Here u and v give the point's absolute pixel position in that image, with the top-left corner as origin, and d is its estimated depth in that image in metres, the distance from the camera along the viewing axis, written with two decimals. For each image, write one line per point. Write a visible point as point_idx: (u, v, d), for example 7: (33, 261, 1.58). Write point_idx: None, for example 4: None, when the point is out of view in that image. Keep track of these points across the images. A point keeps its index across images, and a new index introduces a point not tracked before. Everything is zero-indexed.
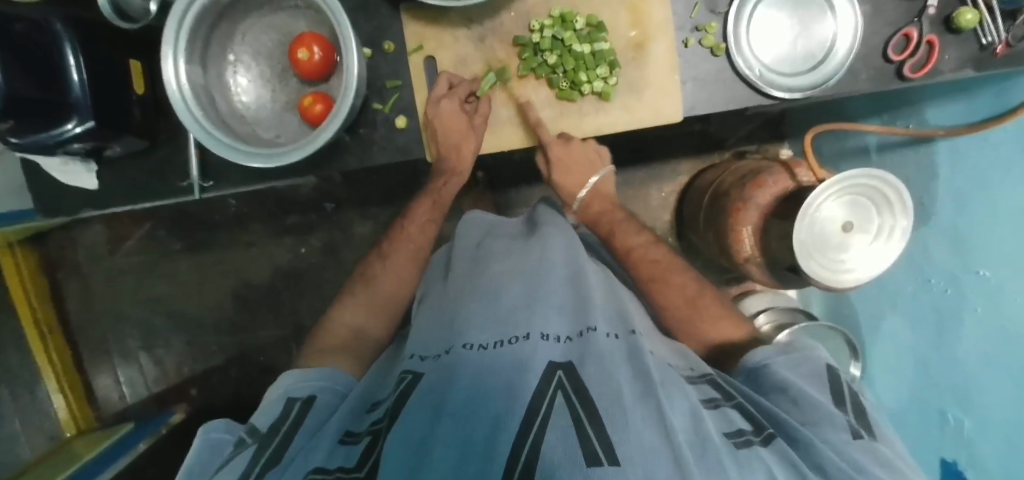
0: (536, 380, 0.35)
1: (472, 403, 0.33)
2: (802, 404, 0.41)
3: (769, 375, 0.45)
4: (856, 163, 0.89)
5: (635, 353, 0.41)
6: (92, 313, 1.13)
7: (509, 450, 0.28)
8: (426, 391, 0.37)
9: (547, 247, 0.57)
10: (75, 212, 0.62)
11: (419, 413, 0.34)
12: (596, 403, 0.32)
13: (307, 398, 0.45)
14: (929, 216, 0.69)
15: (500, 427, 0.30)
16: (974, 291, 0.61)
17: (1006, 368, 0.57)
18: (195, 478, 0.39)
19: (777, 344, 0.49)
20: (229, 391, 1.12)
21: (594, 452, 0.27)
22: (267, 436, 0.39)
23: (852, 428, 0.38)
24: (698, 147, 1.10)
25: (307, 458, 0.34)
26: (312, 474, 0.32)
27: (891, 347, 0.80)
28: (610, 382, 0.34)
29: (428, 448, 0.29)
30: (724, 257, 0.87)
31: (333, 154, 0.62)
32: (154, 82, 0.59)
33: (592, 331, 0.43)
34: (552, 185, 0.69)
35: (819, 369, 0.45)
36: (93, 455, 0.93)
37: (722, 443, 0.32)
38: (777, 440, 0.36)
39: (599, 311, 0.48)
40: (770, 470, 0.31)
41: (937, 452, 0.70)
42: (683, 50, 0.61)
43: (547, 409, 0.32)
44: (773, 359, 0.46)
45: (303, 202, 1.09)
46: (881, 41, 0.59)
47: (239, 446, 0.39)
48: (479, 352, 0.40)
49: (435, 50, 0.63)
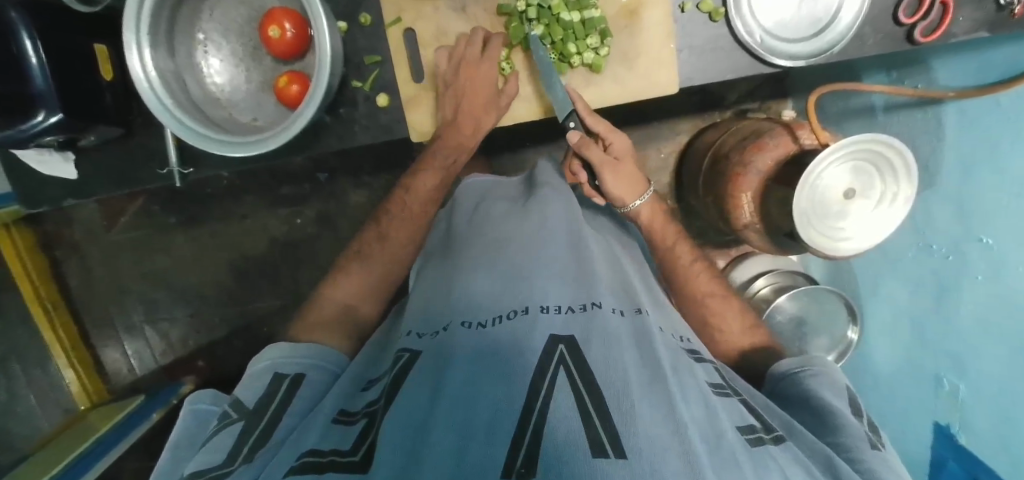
0: (537, 357, 0.33)
1: (473, 386, 0.31)
2: (823, 416, 0.44)
3: (794, 387, 0.49)
4: (859, 122, 0.86)
5: (643, 335, 0.40)
6: (94, 288, 1.15)
7: (512, 435, 0.27)
8: (425, 370, 0.36)
9: (548, 213, 0.55)
10: (58, 203, 0.62)
11: (419, 395, 0.33)
12: (602, 391, 0.30)
13: (296, 375, 0.46)
14: (934, 180, 0.68)
15: (501, 414, 0.28)
16: (976, 259, 0.60)
17: (1002, 337, 0.58)
18: (184, 446, 0.42)
19: (801, 357, 0.52)
20: (234, 360, 1.16)
21: (600, 441, 0.26)
22: (255, 414, 0.41)
23: (871, 440, 0.40)
24: (697, 106, 1.07)
25: (302, 438, 0.35)
26: (307, 457, 0.31)
27: (890, 312, 0.81)
28: (614, 367, 0.33)
29: (427, 430, 0.28)
30: (723, 223, 0.86)
31: (315, 135, 0.61)
32: (122, 66, 0.57)
33: (598, 306, 0.41)
34: (620, 189, 0.62)
35: (838, 383, 0.49)
36: (110, 427, 0.98)
37: (737, 441, 0.32)
38: (787, 442, 0.37)
39: (604, 286, 0.46)
40: (782, 470, 0.32)
41: (932, 415, 0.73)
42: (679, 15, 0.58)
43: (547, 390, 0.30)
44: (798, 371, 0.50)
45: (296, 172, 1.08)
46: (893, 1, 0.56)
47: (224, 420, 0.41)
48: (477, 331, 0.38)
49: (414, 22, 0.60)
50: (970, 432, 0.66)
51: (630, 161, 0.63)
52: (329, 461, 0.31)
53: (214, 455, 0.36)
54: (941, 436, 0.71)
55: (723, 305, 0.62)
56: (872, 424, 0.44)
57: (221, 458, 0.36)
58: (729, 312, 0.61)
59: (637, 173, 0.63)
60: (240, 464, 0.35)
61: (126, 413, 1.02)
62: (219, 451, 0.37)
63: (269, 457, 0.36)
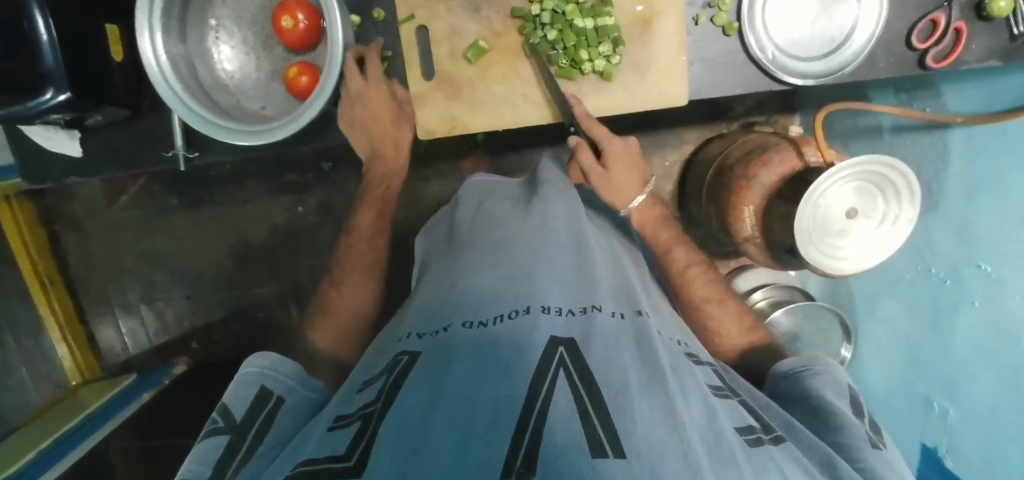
0: (536, 358, 0.33)
1: (472, 385, 0.31)
2: (823, 416, 0.44)
3: (795, 385, 0.49)
4: (865, 142, 0.86)
5: (643, 336, 0.39)
6: (92, 265, 1.15)
7: (511, 434, 0.26)
8: (425, 369, 0.36)
9: (550, 213, 0.55)
10: (61, 180, 0.62)
11: (417, 394, 0.32)
12: (601, 390, 0.30)
13: (276, 401, 0.45)
14: (936, 203, 0.68)
15: (499, 411, 0.28)
16: (975, 282, 0.61)
17: (998, 358, 0.58)
18: None
19: (802, 357, 0.53)
20: (228, 344, 1.16)
21: (599, 442, 0.25)
22: (242, 427, 0.41)
23: (871, 439, 0.40)
24: (705, 117, 1.07)
25: (299, 446, 0.35)
26: (300, 468, 0.30)
27: (885, 330, 0.82)
28: (613, 369, 0.32)
29: (425, 430, 0.28)
30: (723, 234, 0.86)
31: (323, 127, 0.62)
32: (134, 48, 0.57)
33: (598, 309, 0.41)
34: (604, 194, 0.61)
35: (841, 383, 0.49)
36: (99, 405, 0.98)
37: (737, 440, 0.32)
38: (786, 441, 0.36)
39: (605, 289, 0.46)
40: (782, 471, 0.30)
41: (920, 436, 0.73)
42: (693, 27, 0.58)
43: (547, 389, 0.30)
44: (799, 370, 0.51)
45: (300, 160, 1.08)
46: (906, 26, 0.57)
47: (212, 430, 0.41)
48: (478, 330, 0.38)
49: (427, 20, 0.60)
50: (956, 456, 0.66)
51: (637, 166, 0.62)
52: (323, 468, 0.29)
53: (201, 467, 0.37)
54: (928, 458, 0.71)
55: (721, 310, 0.62)
56: (873, 425, 0.44)
57: (208, 472, 0.36)
58: (728, 316, 0.62)
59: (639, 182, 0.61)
60: None
61: (116, 393, 1.03)
62: (205, 463, 0.37)
63: (262, 465, 0.36)
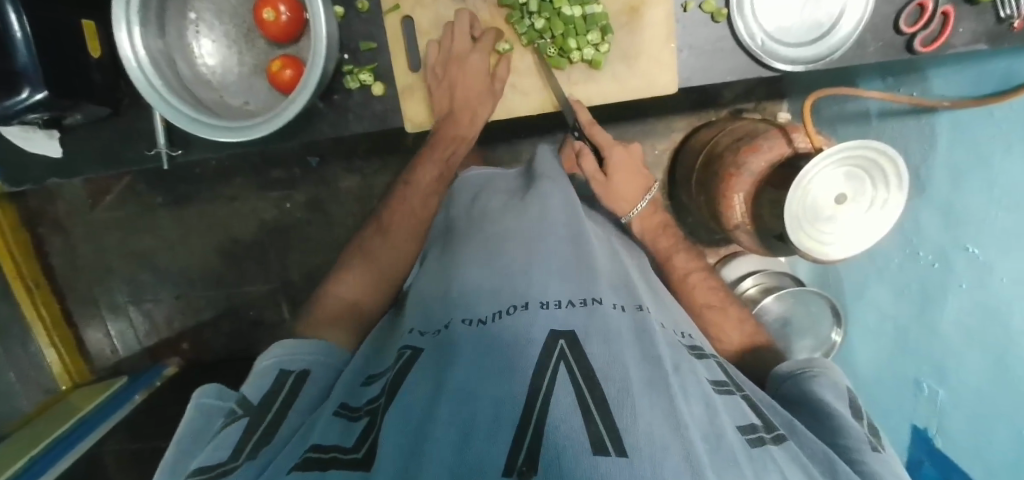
0: (536, 354, 0.33)
1: (474, 382, 0.30)
2: (824, 418, 0.44)
3: (797, 385, 0.50)
4: (853, 127, 0.87)
5: (644, 330, 0.40)
6: (78, 267, 1.14)
7: (513, 433, 0.26)
8: (427, 367, 0.36)
9: (548, 207, 0.54)
10: (42, 181, 0.61)
11: (420, 392, 0.32)
12: (603, 386, 0.30)
13: (301, 371, 0.46)
14: (923, 187, 0.69)
15: (502, 409, 0.28)
16: (963, 266, 0.62)
17: (985, 344, 0.59)
18: (185, 446, 0.39)
19: (804, 360, 0.53)
20: (220, 342, 1.16)
21: (600, 439, 0.25)
22: (258, 409, 0.40)
23: (871, 442, 0.41)
24: (695, 104, 1.07)
25: (309, 430, 0.34)
26: (308, 454, 0.30)
27: (874, 314, 0.83)
28: (614, 364, 0.32)
29: (427, 428, 0.28)
30: (713, 221, 0.86)
31: (308, 122, 0.61)
32: (111, 43, 0.55)
33: (599, 302, 0.41)
34: (607, 198, 0.64)
35: (841, 388, 0.49)
36: (91, 408, 0.97)
37: (737, 438, 0.32)
38: (787, 441, 0.36)
39: (605, 281, 0.46)
40: (782, 470, 0.31)
41: (909, 417, 0.75)
42: (682, 14, 0.58)
43: (548, 384, 0.30)
44: (800, 372, 0.51)
45: (288, 155, 1.06)
46: (894, 10, 0.57)
47: (232, 416, 0.40)
48: (478, 327, 0.38)
49: (413, 10, 0.59)
50: (946, 437, 0.68)
51: (642, 177, 0.64)
52: (333, 459, 0.29)
53: (219, 452, 0.35)
54: (919, 440, 0.73)
55: (710, 299, 0.63)
56: (872, 428, 0.45)
57: (227, 454, 0.35)
58: (718, 305, 0.63)
59: (644, 190, 0.64)
60: (245, 459, 0.35)
61: (107, 396, 1.02)
62: (224, 447, 0.36)
63: (279, 448, 0.35)
